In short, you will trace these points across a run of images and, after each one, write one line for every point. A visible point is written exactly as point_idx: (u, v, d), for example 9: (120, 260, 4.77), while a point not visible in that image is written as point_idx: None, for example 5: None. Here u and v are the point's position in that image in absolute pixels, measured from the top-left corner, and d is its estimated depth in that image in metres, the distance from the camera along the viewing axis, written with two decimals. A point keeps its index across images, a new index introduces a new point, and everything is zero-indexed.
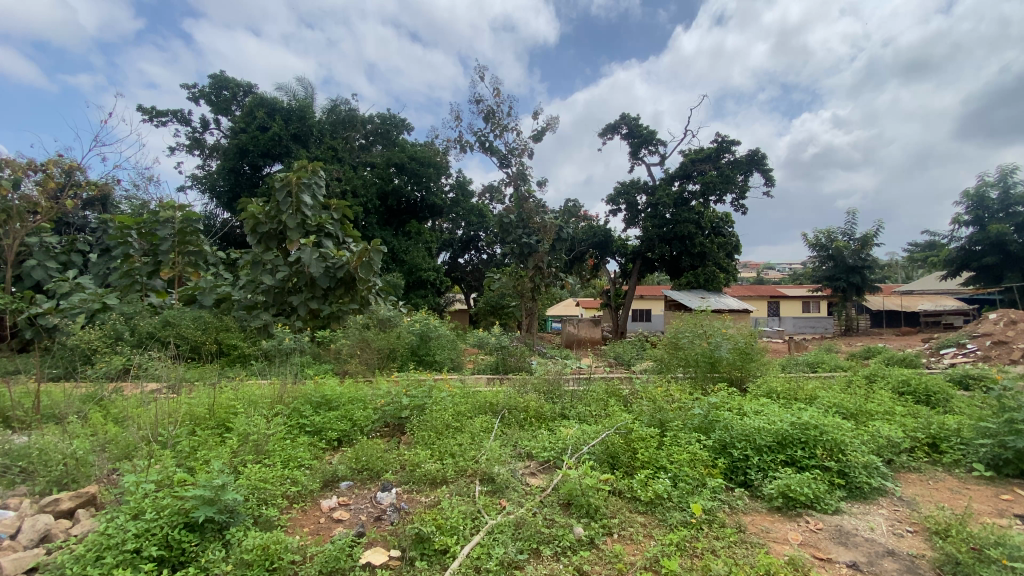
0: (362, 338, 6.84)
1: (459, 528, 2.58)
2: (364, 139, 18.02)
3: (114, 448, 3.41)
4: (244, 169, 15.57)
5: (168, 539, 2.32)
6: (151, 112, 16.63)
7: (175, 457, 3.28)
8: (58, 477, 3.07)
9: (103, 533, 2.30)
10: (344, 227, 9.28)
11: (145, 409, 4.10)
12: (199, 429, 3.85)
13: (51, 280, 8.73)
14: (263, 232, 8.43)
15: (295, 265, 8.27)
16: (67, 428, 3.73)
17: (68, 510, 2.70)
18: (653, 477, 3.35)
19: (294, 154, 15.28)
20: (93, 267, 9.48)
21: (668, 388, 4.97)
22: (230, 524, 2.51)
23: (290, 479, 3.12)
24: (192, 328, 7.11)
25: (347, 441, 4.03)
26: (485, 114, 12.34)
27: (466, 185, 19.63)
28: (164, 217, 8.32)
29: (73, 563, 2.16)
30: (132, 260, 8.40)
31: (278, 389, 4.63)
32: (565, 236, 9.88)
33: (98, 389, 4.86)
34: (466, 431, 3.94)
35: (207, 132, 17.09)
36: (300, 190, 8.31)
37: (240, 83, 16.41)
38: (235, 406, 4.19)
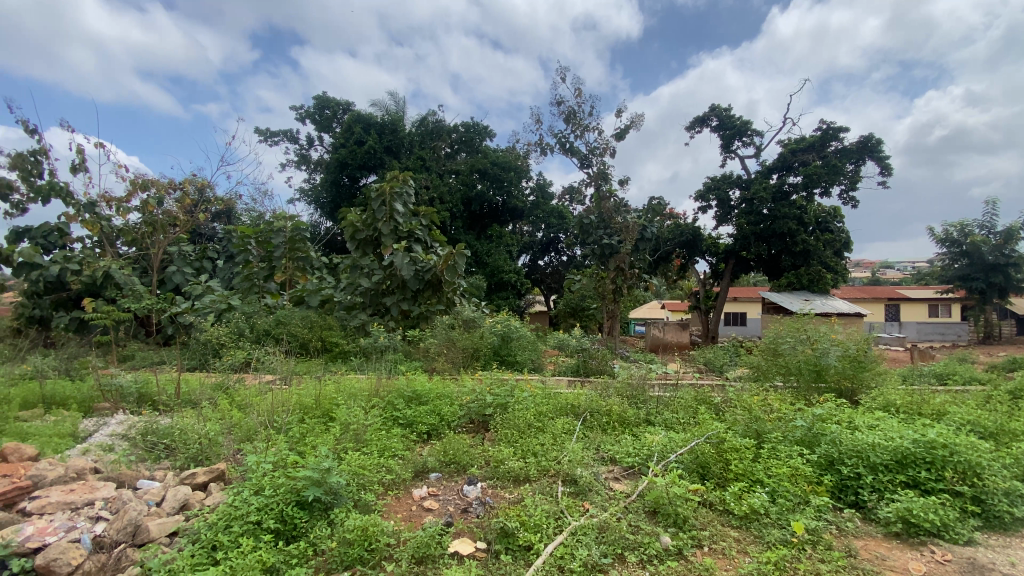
0: (448, 338, 7.18)
1: (542, 526, 2.61)
2: (449, 148, 18.74)
3: (237, 431, 3.87)
4: (344, 181, 16.84)
5: (283, 514, 2.60)
6: (266, 134, 18.61)
7: (287, 441, 3.65)
8: (194, 455, 3.56)
9: (230, 505, 2.62)
10: (432, 233, 9.73)
11: (262, 399, 4.61)
12: (306, 417, 4.26)
13: (187, 283, 10.06)
14: (360, 239, 9.09)
15: (387, 269, 8.84)
16: (199, 413, 4.27)
17: (202, 484, 3.10)
18: (748, 490, 3.15)
19: (387, 165, 16.35)
20: (221, 272, 10.80)
21: (766, 397, 4.62)
22: (334, 505, 2.74)
23: (384, 467, 3.34)
24: (300, 327, 7.86)
25: (436, 435, 4.22)
26: (566, 116, 12.32)
27: (547, 187, 19.72)
28: (278, 227, 9.30)
29: (207, 529, 2.49)
30: (251, 266, 9.46)
31: (374, 383, 4.98)
32: (649, 235, 9.50)
33: (225, 379, 5.55)
34: (549, 432, 3.97)
35: (312, 149, 18.74)
36: (393, 199, 8.87)
37: (340, 102, 17.84)
38: (337, 398, 4.55)
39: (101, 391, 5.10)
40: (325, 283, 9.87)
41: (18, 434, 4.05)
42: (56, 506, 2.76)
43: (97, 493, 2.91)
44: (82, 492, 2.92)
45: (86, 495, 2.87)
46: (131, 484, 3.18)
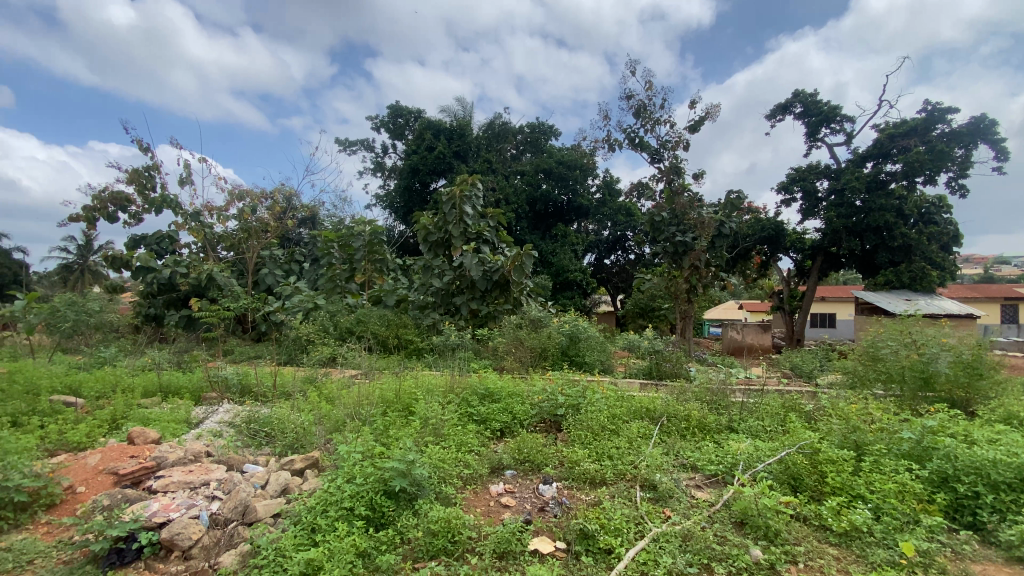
0: (516, 338, 7.26)
1: (623, 530, 2.57)
2: (515, 150, 18.93)
3: (327, 422, 4.15)
4: (415, 186, 17.51)
5: (373, 502, 2.75)
6: (345, 143, 19.77)
7: (372, 433, 3.86)
8: (291, 442, 3.86)
9: (326, 490, 2.82)
10: (499, 234, 9.88)
11: (348, 393, 4.92)
12: (387, 410, 4.47)
13: (278, 284, 10.91)
14: (432, 241, 9.41)
15: (457, 270, 9.07)
16: (293, 404, 4.62)
17: (299, 469, 3.36)
18: (847, 506, 2.91)
19: (455, 169, 16.83)
20: (306, 274, 11.62)
21: (866, 406, 4.25)
22: (418, 496, 2.86)
23: (462, 462, 3.45)
24: (378, 325, 8.29)
25: (509, 433, 4.27)
26: (635, 111, 12.02)
27: (614, 185, 19.35)
28: (357, 231, 9.87)
29: (307, 512, 2.69)
30: (334, 268, 10.10)
31: (449, 380, 5.13)
32: (727, 232, 9.03)
33: (314, 374, 5.97)
34: (623, 435, 3.90)
35: (386, 156, 19.67)
36: (462, 202, 9.11)
37: (412, 110, 18.59)
38: (415, 393, 4.74)
39: (211, 381, 5.70)
40: (399, 284, 10.32)
41: (143, 419, 4.60)
42: (178, 484, 3.10)
43: (211, 475, 3.24)
44: (199, 473, 3.26)
45: (202, 476, 3.20)
46: (239, 467, 3.51)
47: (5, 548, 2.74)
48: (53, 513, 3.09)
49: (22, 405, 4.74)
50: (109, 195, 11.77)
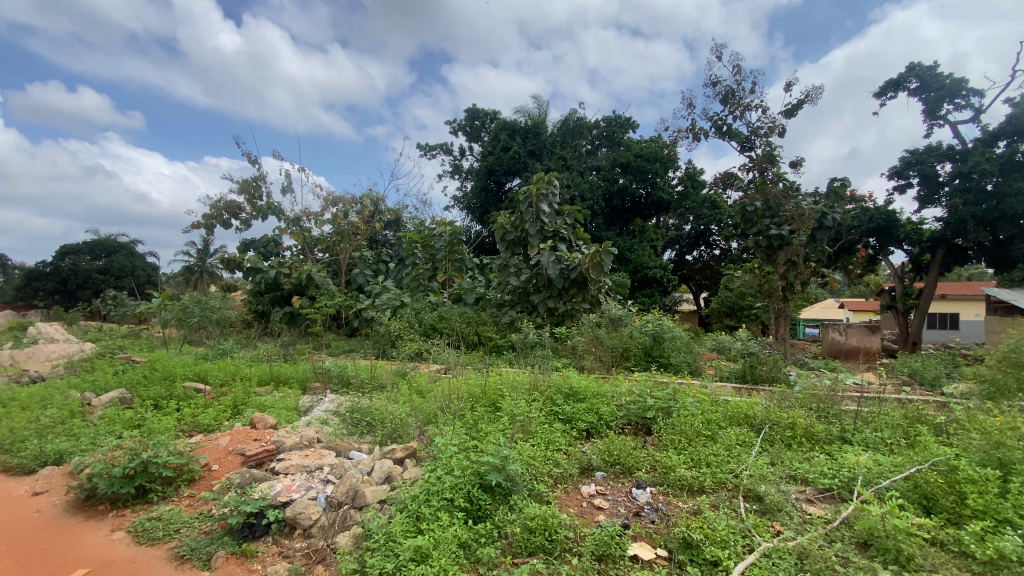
0: (595, 337, 7.15)
1: (730, 541, 2.44)
2: (591, 145, 18.62)
3: (420, 414, 4.35)
4: (491, 186, 17.82)
5: (471, 495, 2.84)
6: (425, 148, 20.56)
7: (464, 427, 3.97)
8: (389, 433, 4.09)
9: (427, 480, 2.96)
10: (576, 231, 9.78)
11: (437, 387, 5.11)
12: (475, 405, 4.59)
13: (367, 283, 11.60)
14: (510, 240, 9.48)
15: (535, 267, 9.08)
16: (388, 396, 4.90)
17: (400, 458, 3.55)
18: (995, 532, 2.55)
19: (531, 168, 16.94)
20: (392, 272, 12.24)
21: (1012, 420, 3.69)
22: (513, 492, 2.90)
23: (552, 460, 3.45)
24: (459, 323, 8.54)
25: (596, 433, 4.21)
26: (722, 97, 11.36)
27: (696, 176, 18.44)
28: (439, 231, 10.23)
29: (411, 499, 2.84)
30: (418, 267, 10.54)
31: (533, 377, 5.15)
32: (829, 223, 8.26)
33: (404, 368, 6.27)
34: (720, 442, 3.70)
35: (464, 158, 20.19)
36: (539, 200, 9.12)
37: (488, 111, 18.92)
38: (501, 389, 4.82)
39: (315, 373, 6.21)
40: (478, 282, 10.55)
41: (260, 405, 5.10)
42: (297, 467, 3.41)
43: (323, 460, 3.52)
44: (314, 457, 3.56)
45: (316, 461, 3.49)
46: (345, 453, 3.78)
47: (158, 517, 3.15)
48: (194, 487, 3.52)
49: (163, 390, 5.44)
50: (223, 204, 13.15)
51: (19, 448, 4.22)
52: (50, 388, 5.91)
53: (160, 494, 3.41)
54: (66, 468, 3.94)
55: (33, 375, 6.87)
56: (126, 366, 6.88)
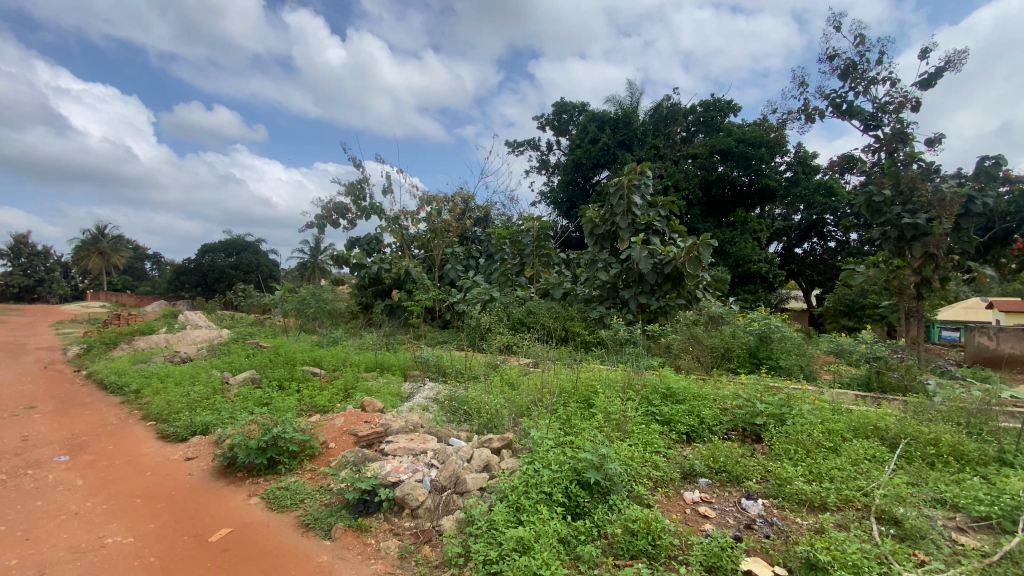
0: (692, 336, 6.78)
1: (864, 567, 2.18)
2: (686, 132, 17.73)
3: (513, 407, 4.43)
4: (579, 180, 17.59)
5: (569, 491, 2.84)
6: (513, 145, 20.80)
7: (558, 422, 3.97)
8: (485, 423, 4.19)
9: (526, 473, 3.00)
10: (670, 224, 9.33)
11: (530, 381, 5.15)
12: (568, 400, 4.56)
13: (458, 277, 12.01)
14: (599, 234, 9.23)
15: (625, 262, 8.81)
16: (482, 387, 5.03)
17: (497, 448, 3.62)
18: None
19: (621, 159, 16.47)
20: (481, 267, 12.55)
21: None
22: (612, 491, 2.86)
23: (652, 463, 3.32)
24: (547, 317, 8.54)
25: (698, 437, 3.98)
26: (841, 72, 10.17)
27: (808, 161, 16.77)
28: (526, 227, 10.29)
29: (511, 491, 2.91)
30: (506, 262, 10.68)
31: (627, 375, 4.99)
32: (978, 209, 7.08)
33: (495, 360, 6.41)
34: (844, 455, 3.33)
35: (551, 153, 20.12)
36: (631, 192, 8.79)
37: (575, 104, 18.67)
38: (594, 386, 4.74)
39: (414, 362, 6.57)
40: (566, 277, 10.47)
41: (367, 390, 5.51)
42: (404, 450, 3.64)
43: (427, 444, 3.71)
44: (418, 441, 3.77)
45: (421, 445, 3.69)
46: (446, 440, 3.95)
47: (285, 487, 3.52)
48: (315, 462, 3.88)
49: (285, 372, 6.07)
50: (332, 205, 14.35)
51: (176, 418, 4.93)
52: (197, 367, 6.84)
53: (287, 466, 3.80)
54: (211, 438, 4.53)
55: (183, 356, 8.00)
56: (254, 351, 7.76)
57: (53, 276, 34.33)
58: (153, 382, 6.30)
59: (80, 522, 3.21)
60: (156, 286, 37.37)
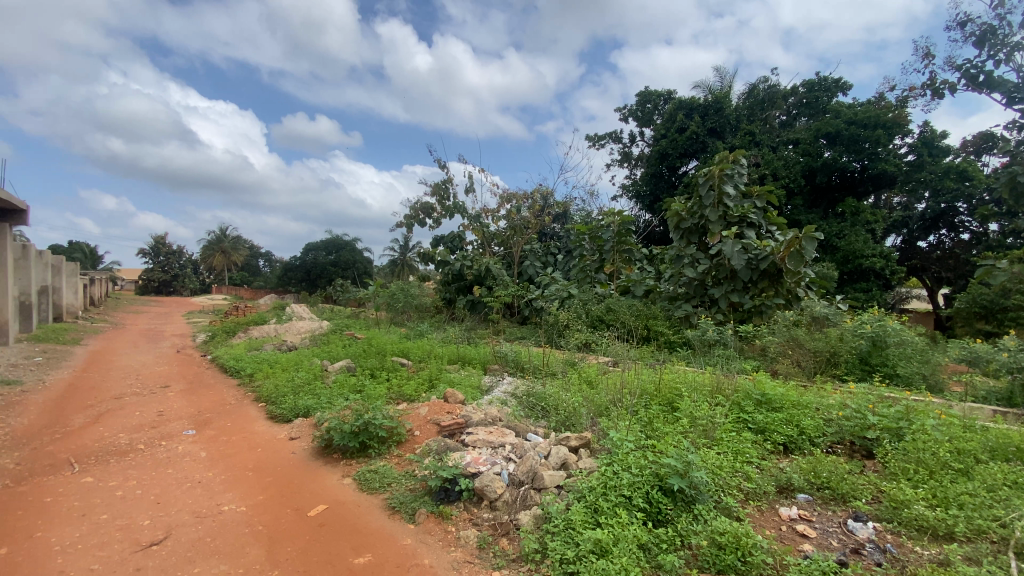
0: (791, 338, 6.25)
1: None
2: (786, 115, 16.47)
3: (592, 406, 4.36)
4: (664, 172, 16.86)
5: (650, 497, 2.74)
6: (594, 138, 20.42)
7: (640, 425, 3.84)
8: (563, 421, 4.15)
9: (605, 475, 2.94)
10: (767, 216, 8.64)
11: (611, 380, 5.02)
12: (651, 403, 4.38)
13: (537, 274, 12.04)
14: (685, 228, 8.75)
15: (715, 257, 8.31)
16: (560, 384, 5.01)
17: (575, 447, 3.57)
18: None
19: (711, 148, 15.55)
20: (560, 263, 12.44)
21: None
22: (697, 500, 2.71)
23: (743, 474, 3.10)
24: (628, 315, 8.31)
25: (796, 449, 3.65)
26: (976, 39, 8.79)
27: (936, 142, 14.69)
28: (607, 222, 10.01)
29: (589, 492, 2.86)
30: (586, 258, 10.51)
31: (716, 379, 4.69)
32: None
33: (574, 358, 6.35)
34: (978, 479, 2.87)
35: (635, 145, 19.49)
36: (722, 181, 8.21)
37: (661, 93, 17.92)
38: (679, 389, 4.51)
39: (494, 357, 6.70)
40: (649, 274, 10.09)
41: (450, 381, 5.71)
42: (483, 442, 3.72)
43: (505, 438, 3.76)
44: (497, 435, 3.83)
45: (499, 438, 3.74)
46: (524, 435, 3.97)
47: (375, 470, 3.75)
48: (401, 448, 4.10)
49: (376, 362, 6.47)
50: (419, 205, 15.04)
51: (282, 401, 5.45)
52: (300, 356, 7.50)
53: (377, 450, 4.04)
54: (311, 420, 4.94)
55: (289, 345, 8.81)
56: (349, 341, 8.35)
57: (186, 272, 39.40)
58: (264, 367, 7.02)
59: (202, 489, 3.66)
60: (268, 282, 41.50)
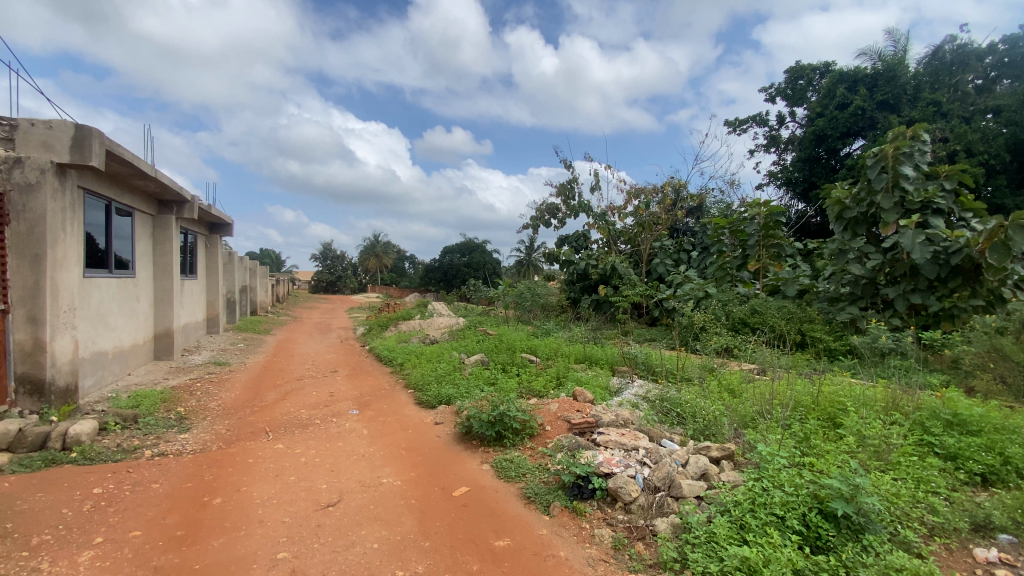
0: (994, 348, 5.14)
1: None
2: (981, 79, 13.47)
3: (736, 415, 4.05)
4: (821, 155, 14.90)
5: (807, 519, 2.48)
6: (735, 124, 18.82)
7: (793, 440, 3.46)
8: (703, 429, 3.92)
9: (754, 491, 2.72)
10: (960, 200, 7.15)
11: (758, 389, 4.60)
12: (807, 417, 3.91)
13: (668, 273, 11.49)
14: (849, 218, 7.51)
15: (891, 252, 7.13)
16: (698, 390, 4.73)
17: (716, 458, 3.35)
18: None
19: (881, 124, 13.34)
20: (694, 261, 11.69)
21: None
22: (868, 530, 2.38)
23: (926, 504, 2.63)
24: (777, 318, 7.52)
25: (1002, 483, 2.99)
26: None
27: None
28: (750, 215, 9.11)
29: (735, 507, 2.68)
30: (725, 255, 9.74)
31: (891, 394, 4.02)
32: None
33: (713, 362, 5.95)
34: None
35: (783, 127, 17.55)
36: (897, 162, 6.99)
37: (817, 66, 15.90)
38: (842, 403, 3.97)
39: (624, 358, 6.56)
40: (802, 272, 9.02)
41: (578, 380, 5.73)
42: (615, 443, 3.68)
43: (639, 442, 3.68)
44: (630, 438, 3.76)
45: (633, 441, 3.67)
46: (658, 440, 3.83)
47: (511, 460, 3.94)
48: (534, 441, 4.23)
49: (507, 357, 6.77)
50: (545, 206, 15.30)
51: (428, 389, 5.99)
52: (441, 349, 8.15)
53: (512, 442, 4.22)
54: (452, 409, 5.35)
55: (431, 338, 9.63)
56: (482, 337, 8.86)
57: (347, 273, 45.26)
58: (410, 358, 7.78)
59: (365, 462, 4.19)
60: (412, 281, 45.72)
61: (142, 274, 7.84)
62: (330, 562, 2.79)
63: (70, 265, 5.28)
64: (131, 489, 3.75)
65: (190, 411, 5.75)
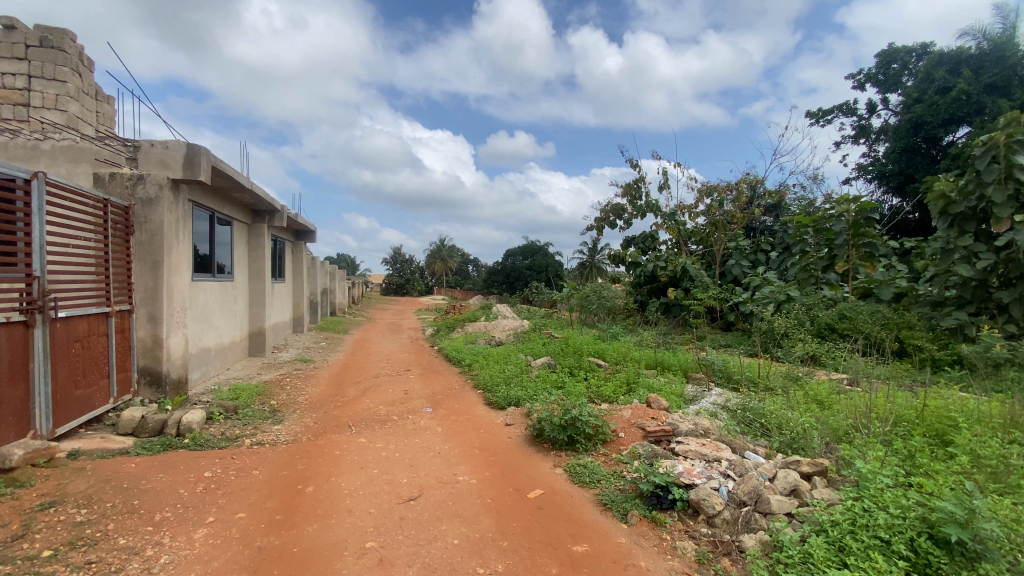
0: None
1: None
2: None
3: (827, 429, 3.77)
4: (920, 145, 13.52)
5: (916, 544, 2.26)
6: (818, 114, 17.54)
7: (897, 457, 3.17)
8: (790, 442, 3.68)
9: (853, 510, 2.53)
10: None
11: (851, 401, 4.26)
12: (911, 434, 3.56)
13: (744, 274, 10.91)
14: (956, 214, 6.77)
15: (1006, 251, 6.34)
16: (783, 401, 4.44)
17: (807, 474, 3.14)
18: None
19: (992, 108, 11.91)
20: (773, 262, 11.02)
21: None
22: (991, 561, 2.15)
23: None
24: (870, 323, 6.92)
25: None
26: None
27: None
28: (838, 212, 8.41)
29: (832, 527, 2.49)
30: (809, 256, 9.09)
31: (1012, 410, 3.58)
32: None
33: (796, 370, 5.58)
34: None
35: (874, 116, 16.12)
36: (1012, 150, 6.22)
37: (913, 47, 14.45)
38: (952, 419, 3.58)
39: (698, 364, 6.31)
40: (899, 273, 8.24)
41: (649, 386, 5.58)
42: (695, 453, 3.55)
43: (721, 453, 3.52)
44: (711, 448, 3.61)
45: (714, 452, 3.53)
46: (740, 452, 3.65)
47: (584, 465, 3.91)
48: (607, 447, 4.17)
49: (575, 361, 6.72)
50: (610, 207, 15.04)
51: (497, 390, 6.08)
52: (508, 351, 8.24)
53: (584, 446, 4.19)
54: (522, 411, 5.39)
55: (498, 340, 9.78)
56: (549, 339, 8.86)
57: (414, 276, 46.98)
58: (478, 360, 7.93)
59: (441, 459, 4.33)
60: (476, 284, 46.61)
61: (239, 277, 8.59)
62: (415, 553, 2.92)
63: (182, 269, 5.90)
64: (236, 474, 4.13)
65: (281, 404, 6.22)
